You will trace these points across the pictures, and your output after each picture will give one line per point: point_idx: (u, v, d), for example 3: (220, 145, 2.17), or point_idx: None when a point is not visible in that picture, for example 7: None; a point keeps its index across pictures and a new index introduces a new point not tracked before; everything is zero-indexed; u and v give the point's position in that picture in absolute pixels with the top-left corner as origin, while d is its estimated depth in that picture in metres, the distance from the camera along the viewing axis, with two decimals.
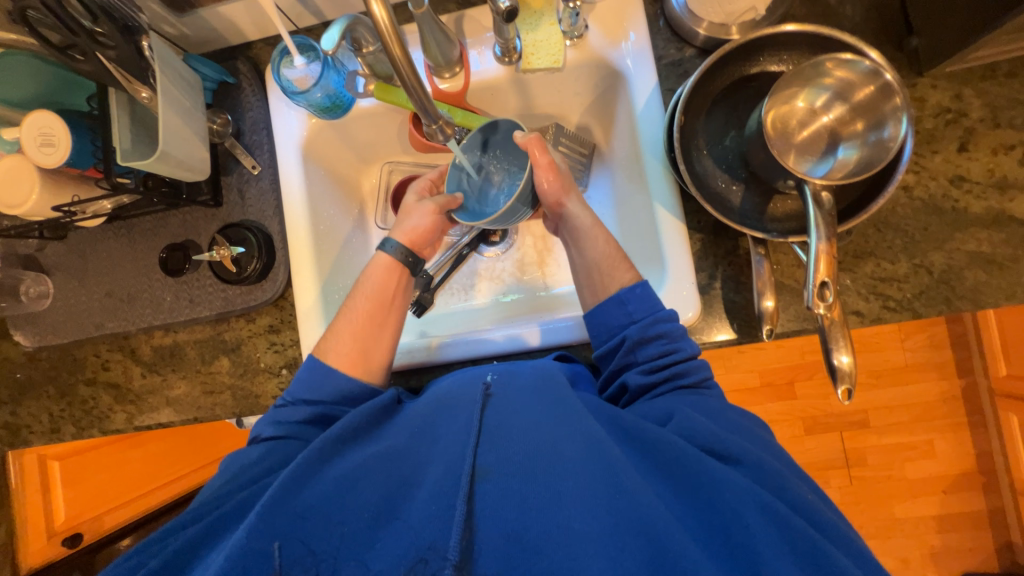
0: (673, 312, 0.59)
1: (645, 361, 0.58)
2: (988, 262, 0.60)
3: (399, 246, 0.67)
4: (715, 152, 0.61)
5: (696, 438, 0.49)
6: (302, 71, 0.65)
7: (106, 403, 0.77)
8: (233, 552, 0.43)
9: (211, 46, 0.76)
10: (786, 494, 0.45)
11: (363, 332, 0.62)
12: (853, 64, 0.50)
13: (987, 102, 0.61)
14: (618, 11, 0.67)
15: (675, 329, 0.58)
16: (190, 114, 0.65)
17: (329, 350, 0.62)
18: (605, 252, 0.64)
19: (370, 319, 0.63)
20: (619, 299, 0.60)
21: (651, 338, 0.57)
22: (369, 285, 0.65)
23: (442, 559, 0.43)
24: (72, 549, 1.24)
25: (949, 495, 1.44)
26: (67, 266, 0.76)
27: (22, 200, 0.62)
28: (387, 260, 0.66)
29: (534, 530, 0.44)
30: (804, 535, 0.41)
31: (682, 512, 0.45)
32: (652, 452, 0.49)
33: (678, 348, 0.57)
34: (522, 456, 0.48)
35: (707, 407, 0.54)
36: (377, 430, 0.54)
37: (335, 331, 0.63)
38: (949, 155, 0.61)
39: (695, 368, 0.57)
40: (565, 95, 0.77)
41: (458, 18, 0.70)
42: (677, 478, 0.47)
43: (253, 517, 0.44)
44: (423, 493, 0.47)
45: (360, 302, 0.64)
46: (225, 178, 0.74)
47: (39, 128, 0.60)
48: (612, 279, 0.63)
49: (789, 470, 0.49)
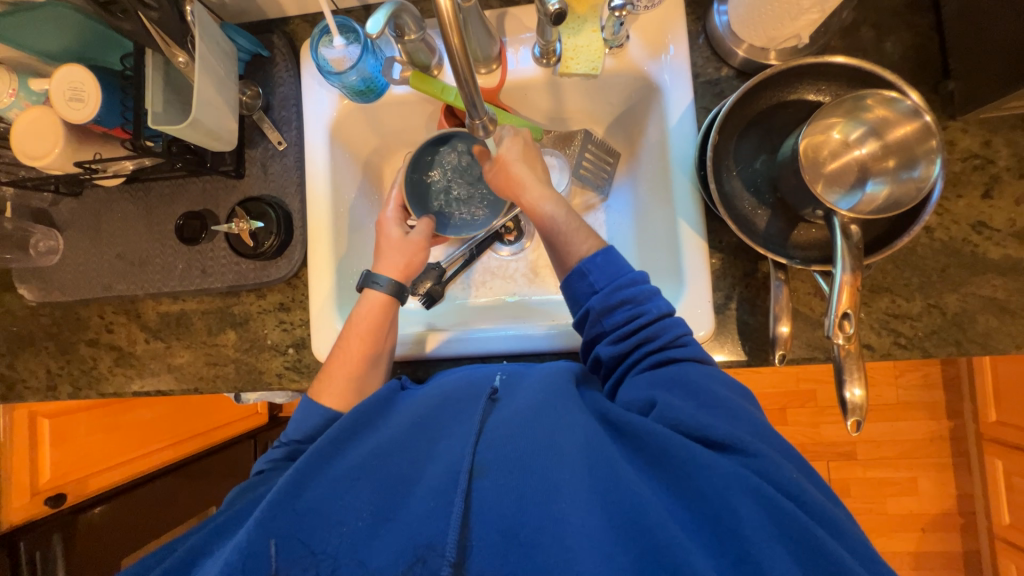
0: (638, 275, 0.58)
1: (614, 330, 0.58)
2: (1001, 308, 0.61)
3: (390, 281, 0.67)
4: (744, 174, 0.62)
5: (679, 426, 0.48)
6: (340, 52, 0.65)
7: (106, 365, 0.76)
8: (235, 557, 0.43)
9: (247, 17, 0.75)
10: (771, 476, 0.44)
11: (356, 372, 0.64)
12: (894, 102, 0.51)
13: (1016, 152, 0.62)
14: (659, 24, 0.67)
15: (642, 291, 0.58)
16: (224, 84, 0.64)
17: (323, 391, 0.63)
18: (568, 221, 0.64)
19: (363, 359, 0.64)
20: (581, 271, 0.60)
21: (615, 305, 0.58)
22: (361, 320, 0.66)
23: (441, 557, 0.43)
24: (55, 509, 1.18)
25: (926, 534, 1.46)
26: (80, 224, 0.75)
27: (45, 153, 0.61)
28: (380, 296, 0.67)
29: (532, 526, 0.43)
30: (790, 516, 0.41)
31: (671, 504, 0.45)
32: (638, 445, 0.49)
33: (644, 311, 0.57)
34: (515, 450, 0.47)
35: (688, 386, 0.52)
36: (368, 417, 0.54)
37: (328, 373, 0.64)
38: (973, 201, 0.62)
39: (667, 328, 0.57)
40: (597, 103, 0.77)
41: (501, 15, 0.71)
42: (663, 467, 0.47)
43: (253, 523, 0.45)
44: (422, 489, 0.47)
45: (352, 341, 0.65)
46: (249, 151, 0.74)
47: (69, 82, 0.59)
48: (570, 251, 0.63)
49: (776, 452, 0.47)
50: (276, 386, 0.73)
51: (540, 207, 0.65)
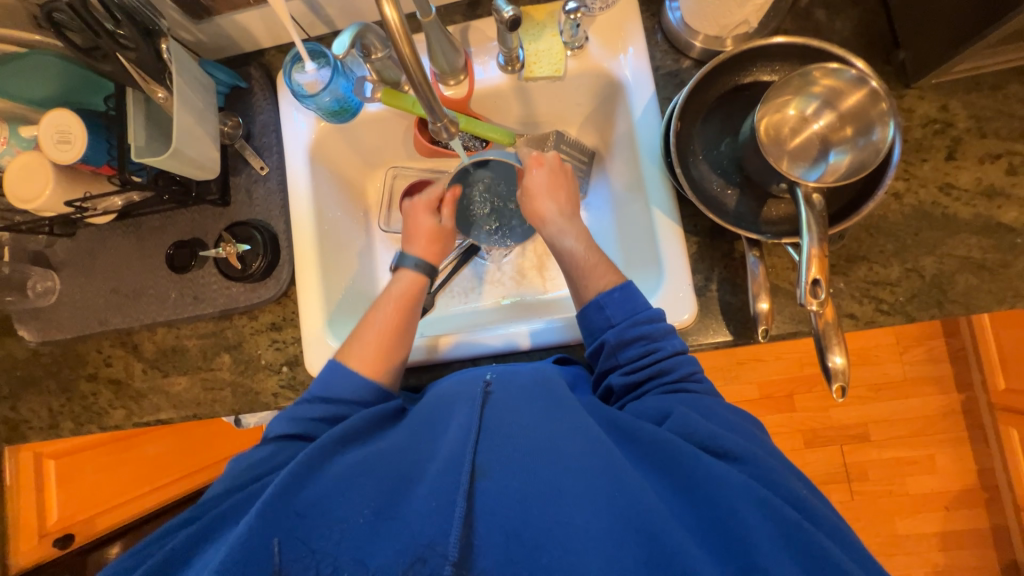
0: (654, 313, 0.59)
1: (628, 363, 0.58)
2: (978, 267, 0.61)
3: (421, 261, 0.71)
4: (710, 157, 0.63)
5: (692, 436, 0.48)
6: (313, 75, 0.68)
7: (106, 399, 0.78)
8: (234, 547, 0.42)
9: (225, 52, 0.78)
10: (779, 488, 0.45)
11: (387, 340, 0.65)
12: (839, 73, 0.53)
13: (973, 113, 0.63)
14: (616, 24, 0.70)
15: (658, 329, 0.58)
16: (203, 115, 0.67)
17: (353, 356, 0.64)
18: (585, 256, 0.66)
19: (397, 330, 0.66)
20: (598, 304, 0.61)
21: (630, 340, 0.58)
22: (397, 293, 0.69)
23: (441, 557, 0.43)
24: (65, 550, 1.21)
25: (951, 512, 1.43)
26: (75, 262, 0.77)
27: (36, 195, 0.64)
28: (413, 274, 0.71)
29: (537, 526, 0.43)
30: (800, 531, 0.41)
31: (680, 509, 0.44)
32: (648, 451, 0.48)
33: (658, 347, 0.57)
34: (520, 453, 0.47)
35: (701, 407, 0.53)
36: (374, 433, 0.54)
37: (359, 337, 0.65)
38: (938, 164, 0.63)
39: (682, 363, 0.57)
40: (565, 105, 0.79)
41: (464, 29, 0.74)
42: (673, 474, 0.46)
43: (254, 514, 0.44)
44: (423, 490, 0.46)
45: (388, 310, 0.67)
46: (234, 179, 0.76)
47: (57, 126, 0.62)
48: (588, 286, 0.64)
49: (782, 465, 0.49)
50: (273, 405, 0.74)
51: (559, 242, 0.68)
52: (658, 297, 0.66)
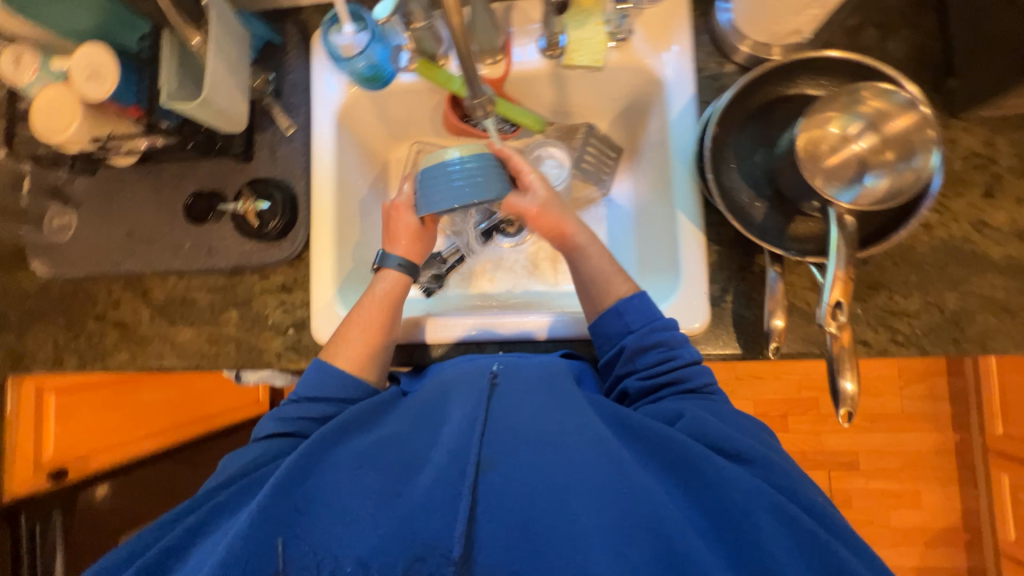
0: (671, 321, 0.59)
1: (645, 368, 0.58)
2: (1001, 308, 0.60)
3: (402, 260, 0.70)
4: (743, 167, 0.62)
5: (705, 436, 0.49)
6: (349, 39, 0.63)
7: (111, 340, 0.78)
8: (235, 540, 0.43)
9: (262, 6, 0.77)
10: (796, 496, 0.45)
11: (371, 340, 0.65)
12: (890, 94, 0.52)
13: (1018, 151, 0.62)
14: (665, 18, 0.69)
15: (675, 337, 0.58)
16: (237, 67, 0.66)
17: (337, 355, 0.64)
18: (600, 268, 0.64)
19: (382, 330, 0.65)
20: (616, 310, 0.61)
21: (649, 346, 0.58)
22: (380, 294, 0.68)
23: (442, 557, 0.43)
24: (57, 484, 1.21)
25: (930, 549, 1.43)
26: (92, 201, 0.77)
27: (63, 129, 0.64)
28: (395, 274, 0.69)
29: (544, 524, 0.43)
30: (812, 535, 0.42)
31: (691, 512, 0.44)
32: (658, 452, 0.48)
33: (677, 355, 0.57)
34: (527, 447, 0.47)
35: (718, 412, 0.53)
36: (375, 417, 0.54)
37: (343, 339, 0.65)
38: (973, 199, 0.62)
39: (699, 373, 0.56)
40: (600, 98, 0.78)
41: (508, 8, 0.72)
42: (684, 477, 0.46)
43: (256, 507, 0.45)
44: (427, 476, 0.46)
45: (370, 313, 0.66)
46: (258, 135, 0.75)
47: (89, 63, 0.61)
48: (609, 290, 0.63)
49: (799, 474, 0.49)
50: (275, 365, 0.74)
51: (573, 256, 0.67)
52: (673, 301, 0.65)
